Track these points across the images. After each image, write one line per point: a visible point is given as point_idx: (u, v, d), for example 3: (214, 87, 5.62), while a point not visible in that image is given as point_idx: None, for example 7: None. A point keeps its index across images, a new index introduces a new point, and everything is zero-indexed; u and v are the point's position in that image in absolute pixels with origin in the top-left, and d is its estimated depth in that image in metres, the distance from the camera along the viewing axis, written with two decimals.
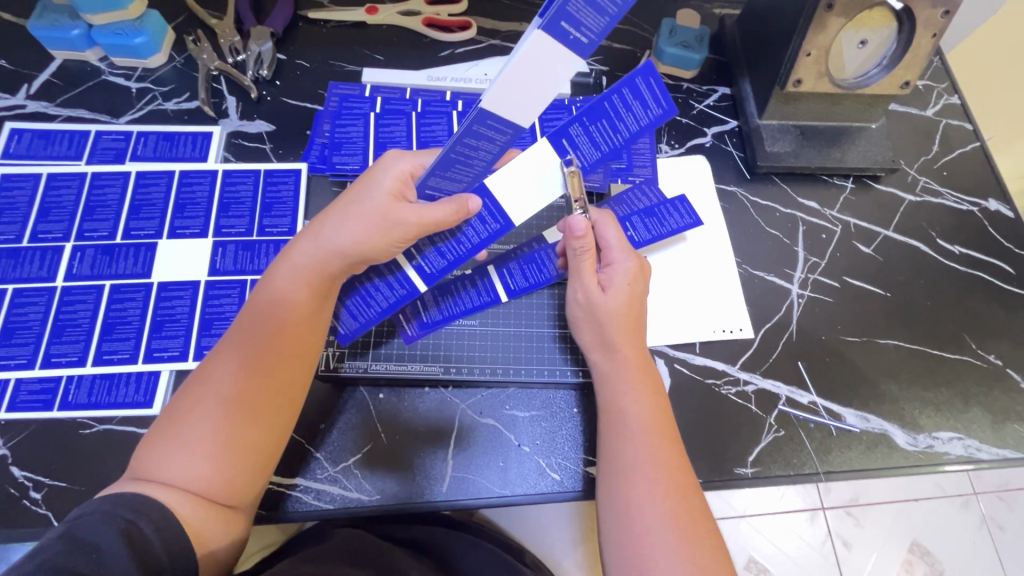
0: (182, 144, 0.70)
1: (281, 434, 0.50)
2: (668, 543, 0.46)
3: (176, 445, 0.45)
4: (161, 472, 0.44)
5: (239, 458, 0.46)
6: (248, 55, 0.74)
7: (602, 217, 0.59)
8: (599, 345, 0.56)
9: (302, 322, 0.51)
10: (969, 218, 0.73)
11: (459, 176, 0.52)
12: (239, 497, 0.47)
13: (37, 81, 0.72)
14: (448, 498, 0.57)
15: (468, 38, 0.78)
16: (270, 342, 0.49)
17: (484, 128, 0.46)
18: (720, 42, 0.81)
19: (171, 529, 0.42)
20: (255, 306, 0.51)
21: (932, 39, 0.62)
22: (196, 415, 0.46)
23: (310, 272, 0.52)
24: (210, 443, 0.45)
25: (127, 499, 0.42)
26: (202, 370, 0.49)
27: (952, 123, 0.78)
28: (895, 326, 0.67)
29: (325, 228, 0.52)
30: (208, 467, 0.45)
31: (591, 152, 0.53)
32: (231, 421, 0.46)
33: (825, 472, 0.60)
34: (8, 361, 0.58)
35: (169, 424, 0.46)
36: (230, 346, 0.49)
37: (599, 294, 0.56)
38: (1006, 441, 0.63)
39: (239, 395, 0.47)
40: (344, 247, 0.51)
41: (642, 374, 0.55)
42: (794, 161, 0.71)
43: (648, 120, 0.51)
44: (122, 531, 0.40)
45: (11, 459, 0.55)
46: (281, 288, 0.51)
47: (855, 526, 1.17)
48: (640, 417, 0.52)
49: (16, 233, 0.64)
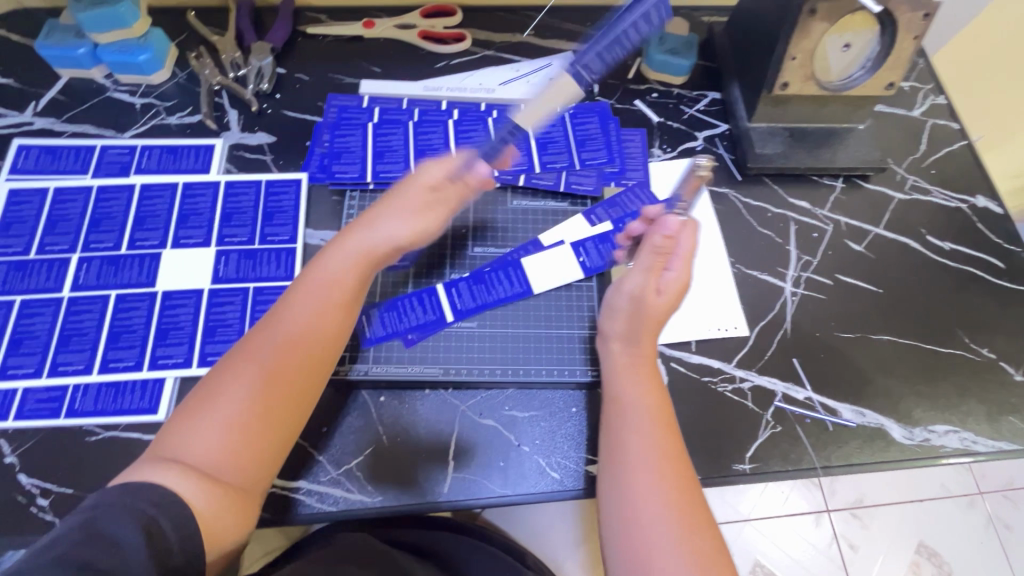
0: (185, 156, 0.72)
1: (305, 419, 0.51)
2: (664, 532, 0.47)
3: (209, 414, 0.47)
4: (188, 440, 0.46)
5: (264, 437, 0.48)
6: (250, 70, 0.76)
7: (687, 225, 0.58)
8: (620, 338, 0.58)
9: (337, 309, 0.53)
10: (958, 214, 0.74)
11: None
12: (251, 479, 0.47)
13: (44, 99, 0.74)
14: (450, 499, 0.58)
15: (462, 49, 0.81)
16: (309, 325, 0.52)
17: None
18: (709, 49, 0.83)
19: (187, 527, 0.42)
20: (286, 295, 0.53)
21: (914, 41, 0.63)
22: (234, 385, 0.48)
23: (356, 261, 0.55)
24: (241, 415, 0.47)
25: (139, 487, 0.43)
26: (235, 353, 0.51)
27: (938, 123, 0.80)
28: (889, 322, 0.68)
29: (371, 223, 0.57)
30: (233, 438, 0.46)
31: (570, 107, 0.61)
32: (262, 395, 0.48)
33: (823, 467, 0.61)
34: (15, 371, 0.59)
35: (204, 396, 0.48)
36: (263, 328, 0.52)
37: (654, 295, 0.57)
38: (1002, 433, 0.63)
39: (276, 370, 0.49)
40: (390, 237, 0.57)
41: (650, 370, 0.57)
42: (783, 162, 0.73)
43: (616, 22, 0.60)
44: (142, 522, 0.41)
45: (19, 466, 0.56)
46: (323, 274, 0.54)
47: (861, 528, 1.17)
48: (644, 408, 0.54)
49: (23, 245, 0.65)
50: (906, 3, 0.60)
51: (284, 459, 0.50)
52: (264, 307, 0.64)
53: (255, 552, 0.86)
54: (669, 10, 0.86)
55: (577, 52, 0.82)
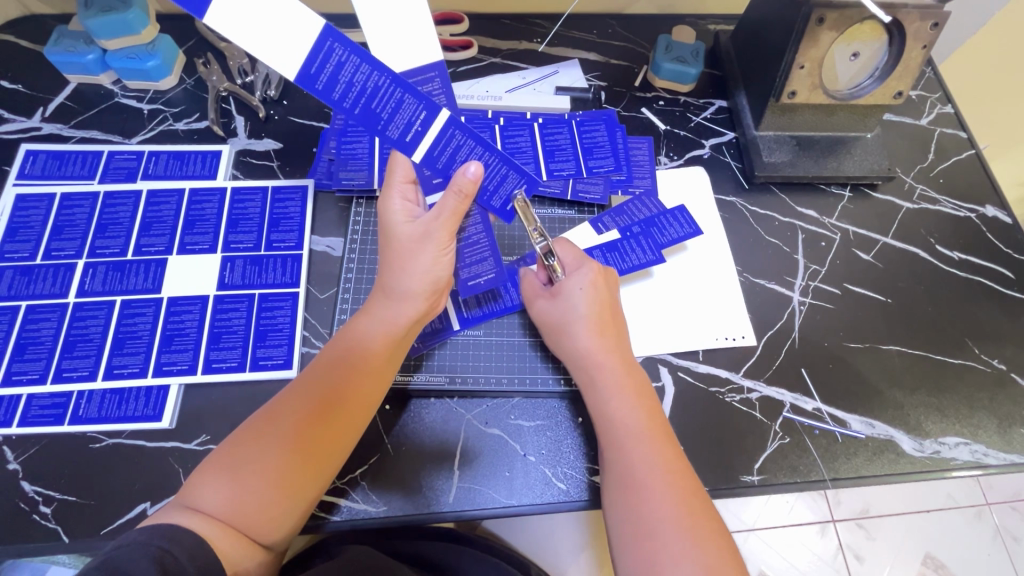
0: (192, 162, 0.72)
1: (330, 474, 0.50)
2: (677, 543, 0.46)
3: (231, 472, 0.46)
4: (209, 493, 0.45)
5: (293, 495, 0.47)
6: (257, 77, 0.76)
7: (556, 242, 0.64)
8: (573, 356, 0.58)
9: (373, 370, 0.53)
10: (967, 224, 0.74)
11: (406, 116, 0.53)
12: (276, 532, 0.46)
13: (52, 105, 0.75)
14: (455, 509, 0.57)
15: (469, 56, 0.81)
16: (342, 388, 0.51)
17: (380, 104, 0.52)
18: (716, 57, 0.83)
19: (204, 554, 0.41)
20: (333, 351, 0.53)
21: (923, 50, 0.63)
22: (261, 447, 0.47)
23: (390, 326, 0.55)
24: (268, 475, 0.46)
25: (162, 529, 0.41)
26: (272, 407, 0.50)
27: (946, 132, 0.80)
28: (897, 332, 0.67)
29: (393, 277, 0.55)
30: (257, 493, 0.45)
31: (485, 155, 0.58)
32: (288, 456, 0.47)
33: (832, 479, 0.60)
34: (20, 377, 0.59)
35: (228, 453, 0.47)
36: (304, 387, 0.51)
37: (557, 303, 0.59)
38: (1013, 446, 0.62)
39: (306, 431, 0.48)
40: (414, 288, 0.55)
41: (630, 380, 0.56)
42: (791, 171, 0.73)
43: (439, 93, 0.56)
44: (155, 559, 0.39)
45: (22, 473, 0.56)
46: (364, 337, 0.54)
47: (867, 539, 1.15)
48: (631, 420, 0.53)
49: (29, 251, 0.65)
50: (915, 13, 0.60)
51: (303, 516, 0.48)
52: (269, 314, 0.64)
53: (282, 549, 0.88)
54: (676, 18, 0.86)
55: (584, 60, 0.82)
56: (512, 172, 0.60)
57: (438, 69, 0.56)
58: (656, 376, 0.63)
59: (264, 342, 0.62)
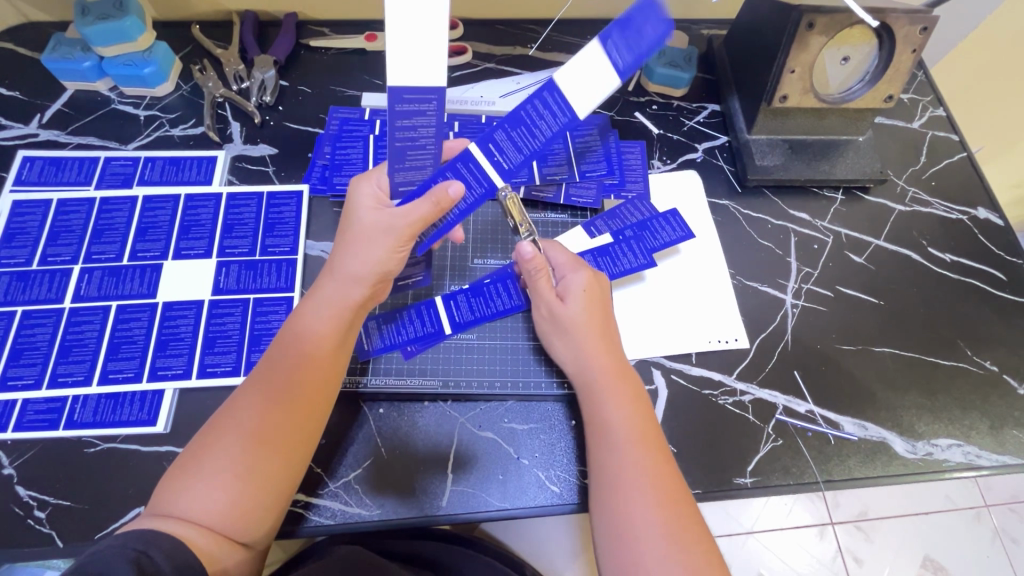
0: (188, 167, 0.73)
1: (296, 463, 0.49)
2: (662, 548, 0.47)
3: (202, 472, 0.46)
4: (185, 496, 0.45)
5: (260, 488, 0.47)
6: (253, 83, 0.77)
7: (545, 244, 0.64)
8: (573, 357, 0.58)
9: (320, 355, 0.52)
10: (959, 226, 0.74)
11: (420, 161, 0.55)
12: (248, 524, 0.46)
13: (50, 111, 0.75)
14: (449, 512, 0.57)
15: (463, 62, 0.81)
16: (293, 377, 0.51)
17: (407, 104, 0.49)
18: (709, 61, 0.83)
19: (182, 556, 0.41)
20: (283, 341, 0.53)
21: (913, 54, 0.64)
22: (222, 443, 0.47)
23: (337, 307, 0.54)
24: (230, 470, 0.46)
25: (140, 533, 0.42)
26: (228, 407, 0.50)
27: (938, 135, 0.80)
28: (890, 334, 0.67)
29: (342, 261, 0.55)
30: (229, 492, 0.45)
31: (469, 195, 0.58)
32: (247, 451, 0.47)
33: (825, 481, 0.60)
34: (16, 382, 0.60)
35: (191, 457, 0.47)
36: (256, 383, 0.51)
37: (562, 305, 0.59)
38: (1006, 447, 0.63)
39: (263, 424, 0.48)
40: (364, 270, 0.54)
41: (622, 383, 0.56)
42: (783, 174, 0.73)
43: (474, 199, 0.58)
44: (131, 560, 0.39)
45: (17, 478, 0.56)
46: (309, 323, 0.53)
47: (865, 541, 1.15)
48: (622, 422, 0.53)
49: (26, 256, 0.66)
50: (904, 17, 0.60)
51: (277, 507, 0.48)
52: (263, 318, 0.64)
53: (273, 555, 0.88)
54: None
55: None
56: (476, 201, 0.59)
57: (439, 94, 0.49)
58: (649, 379, 0.64)
59: (259, 346, 0.63)
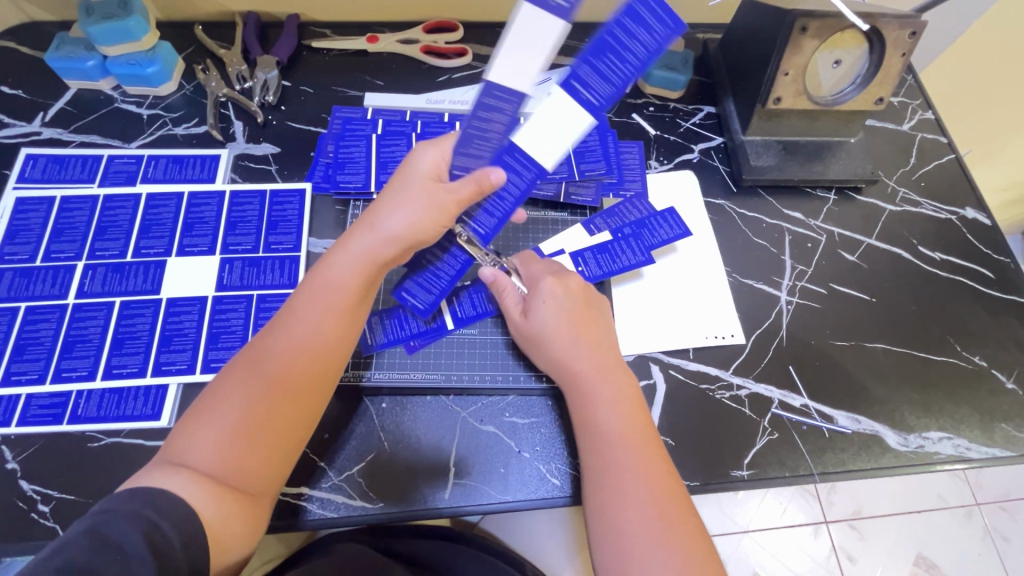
0: (191, 166, 0.73)
1: (309, 419, 0.50)
2: (650, 543, 0.48)
3: (214, 422, 0.46)
4: (197, 452, 0.45)
5: (275, 442, 0.48)
6: (256, 83, 0.78)
7: (521, 260, 0.65)
8: (550, 362, 0.59)
9: (344, 312, 0.52)
10: (949, 226, 0.76)
11: (480, 152, 0.53)
12: (254, 480, 0.47)
13: (53, 110, 0.76)
14: (451, 505, 0.58)
15: (464, 64, 0.83)
16: (318, 330, 0.50)
17: (493, 100, 0.48)
18: (705, 64, 0.85)
19: (190, 531, 0.42)
20: (309, 287, 0.52)
21: (902, 58, 0.66)
22: (239, 395, 0.47)
23: (364, 258, 0.53)
24: (249, 425, 0.46)
25: (152, 495, 0.42)
26: (251, 353, 0.50)
27: (927, 137, 0.82)
28: (882, 331, 0.69)
29: (378, 216, 0.53)
30: (246, 450, 0.46)
31: (452, 257, 0.61)
32: (269, 404, 0.47)
33: (820, 473, 0.61)
34: (19, 377, 0.60)
35: (211, 404, 0.47)
36: (277, 332, 0.50)
37: (530, 318, 0.60)
38: (995, 440, 0.64)
39: (283, 379, 0.48)
40: (401, 231, 0.52)
41: (613, 381, 0.56)
42: (778, 174, 0.75)
43: (461, 260, 0.61)
44: (144, 531, 0.40)
45: (21, 472, 0.56)
46: (332, 269, 0.52)
47: (859, 539, 1.17)
48: (614, 420, 0.54)
49: (29, 252, 0.66)
50: (894, 22, 0.62)
51: (285, 463, 0.49)
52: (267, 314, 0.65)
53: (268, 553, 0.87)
54: None
55: None
56: (460, 258, 0.61)
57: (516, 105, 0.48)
58: (647, 374, 0.65)
59: None
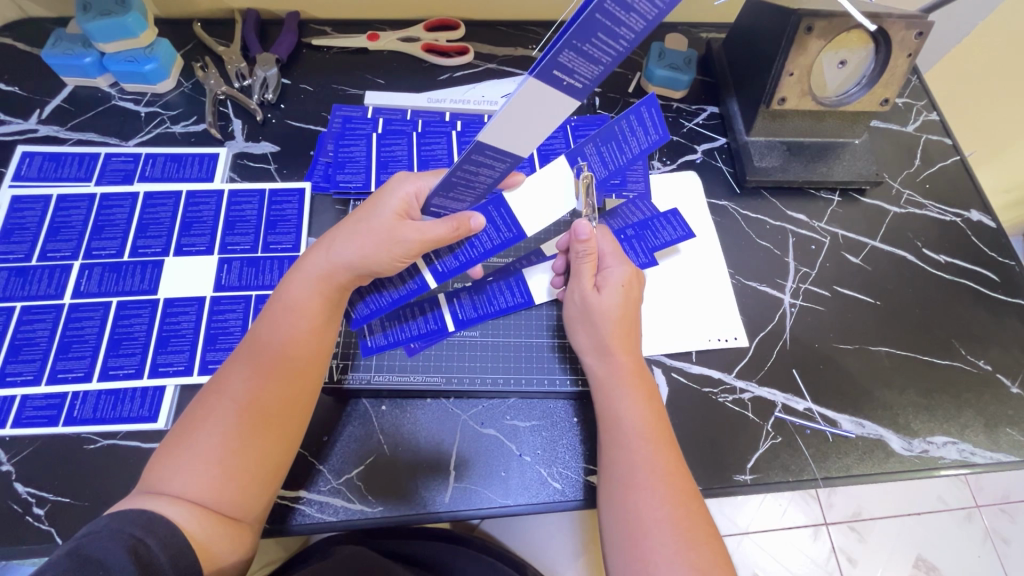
0: (189, 164, 0.72)
1: (291, 442, 0.50)
2: (671, 543, 0.47)
3: (191, 454, 0.46)
4: (178, 478, 0.45)
5: (255, 464, 0.47)
6: (255, 81, 0.77)
7: (599, 229, 0.62)
8: (594, 350, 0.58)
9: (309, 334, 0.52)
10: (953, 228, 0.75)
11: (460, 196, 0.56)
12: (241, 504, 0.46)
13: (49, 107, 0.75)
14: (452, 509, 0.57)
15: (465, 62, 0.82)
16: (283, 351, 0.51)
17: (483, 157, 0.49)
18: (708, 64, 0.84)
19: (177, 544, 0.42)
20: (270, 312, 0.53)
21: (908, 59, 0.65)
22: (210, 423, 0.47)
23: (322, 283, 0.54)
24: (227, 448, 0.46)
25: (137, 515, 0.42)
26: (216, 381, 0.50)
27: (931, 139, 0.81)
28: (885, 334, 0.68)
29: (335, 243, 0.55)
30: (228, 472, 0.46)
31: (407, 281, 0.61)
32: (242, 429, 0.47)
33: (823, 478, 0.61)
34: (15, 378, 0.59)
35: (184, 431, 0.47)
36: (243, 357, 0.51)
37: (596, 295, 0.58)
38: (999, 444, 0.64)
39: (252, 404, 0.48)
40: (355, 259, 0.54)
41: (637, 381, 0.56)
42: (781, 175, 0.74)
43: (415, 283, 0.61)
44: (128, 548, 0.40)
45: (15, 475, 0.56)
46: (292, 295, 0.53)
47: (859, 541, 1.16)
48: (635, 418, 0.54)
49: (25, 252, 0.65)
50: (900, 22, 0.61)
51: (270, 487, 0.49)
52: None
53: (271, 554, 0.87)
54: (668, 26, 0.88)
55: None
56: (414, 283, 0.61)
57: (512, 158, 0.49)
58: None
59: None
